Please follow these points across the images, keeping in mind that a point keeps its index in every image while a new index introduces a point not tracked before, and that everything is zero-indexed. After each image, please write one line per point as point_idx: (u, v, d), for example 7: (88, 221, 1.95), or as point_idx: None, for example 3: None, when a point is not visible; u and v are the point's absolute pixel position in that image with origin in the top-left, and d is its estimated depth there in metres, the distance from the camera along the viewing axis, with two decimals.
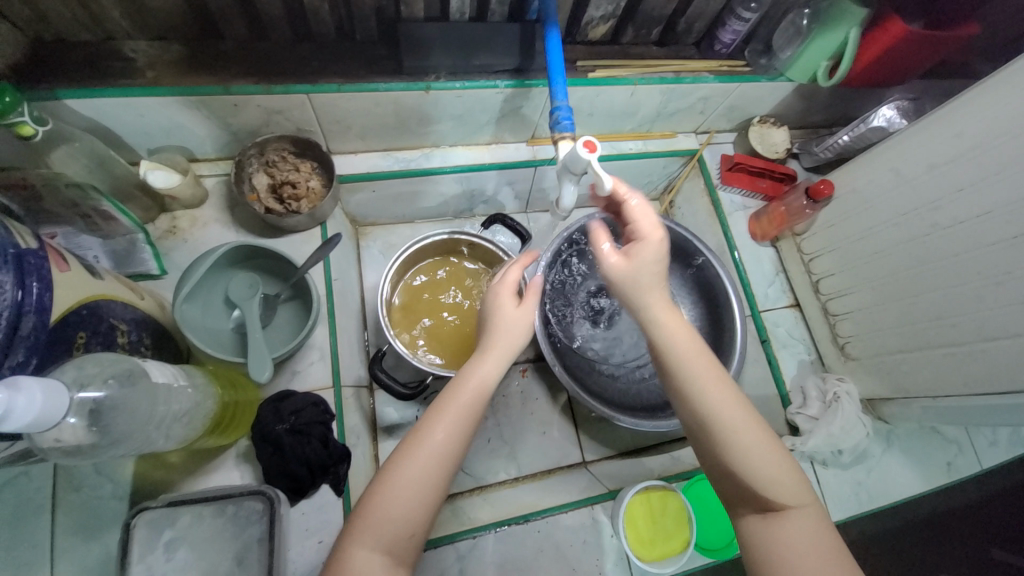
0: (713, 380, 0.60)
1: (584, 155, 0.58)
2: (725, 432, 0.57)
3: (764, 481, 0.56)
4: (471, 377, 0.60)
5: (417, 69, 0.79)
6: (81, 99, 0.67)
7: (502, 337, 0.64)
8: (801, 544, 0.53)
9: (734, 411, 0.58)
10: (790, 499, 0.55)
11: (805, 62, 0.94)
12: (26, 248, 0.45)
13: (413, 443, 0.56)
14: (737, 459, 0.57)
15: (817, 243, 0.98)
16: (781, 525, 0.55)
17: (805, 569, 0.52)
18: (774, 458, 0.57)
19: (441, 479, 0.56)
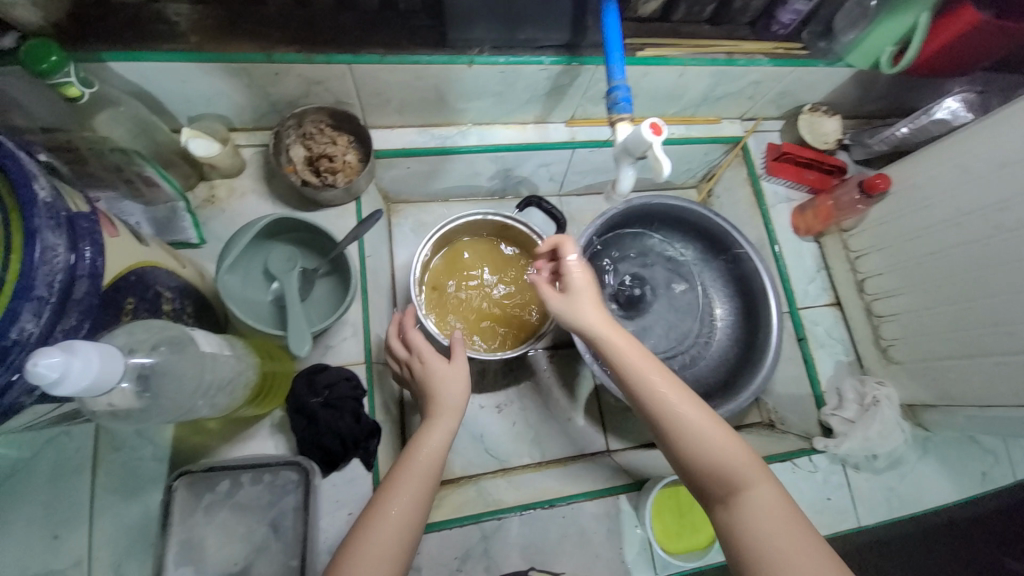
0: (653, 373, 0.63)
1: (649, 137, 0.57)
2: (673, 424, 0.60)
3: (720, 462, 0.58)
4: (421, 444, 0.62)
5: (461, 42, 0.76)
6: (125, 63, 0.66)
7: (445, 397, 0.67)
8: (767, 515, 0.54)
9: (678, 397, 0.61)
10: (746, 476, 0.57)
11: (867, 48, 0.88)
12: (79, 212, 0.45)
13: (375, 510, 0.56)
14: (691, 446, 0.59)
15: (866, 240, 0.94)
16: (745, 503, 0.56)
17: (778, 547, 0.52)
18: (724, 437, 0.60)
19: (410, 532, 0.56)
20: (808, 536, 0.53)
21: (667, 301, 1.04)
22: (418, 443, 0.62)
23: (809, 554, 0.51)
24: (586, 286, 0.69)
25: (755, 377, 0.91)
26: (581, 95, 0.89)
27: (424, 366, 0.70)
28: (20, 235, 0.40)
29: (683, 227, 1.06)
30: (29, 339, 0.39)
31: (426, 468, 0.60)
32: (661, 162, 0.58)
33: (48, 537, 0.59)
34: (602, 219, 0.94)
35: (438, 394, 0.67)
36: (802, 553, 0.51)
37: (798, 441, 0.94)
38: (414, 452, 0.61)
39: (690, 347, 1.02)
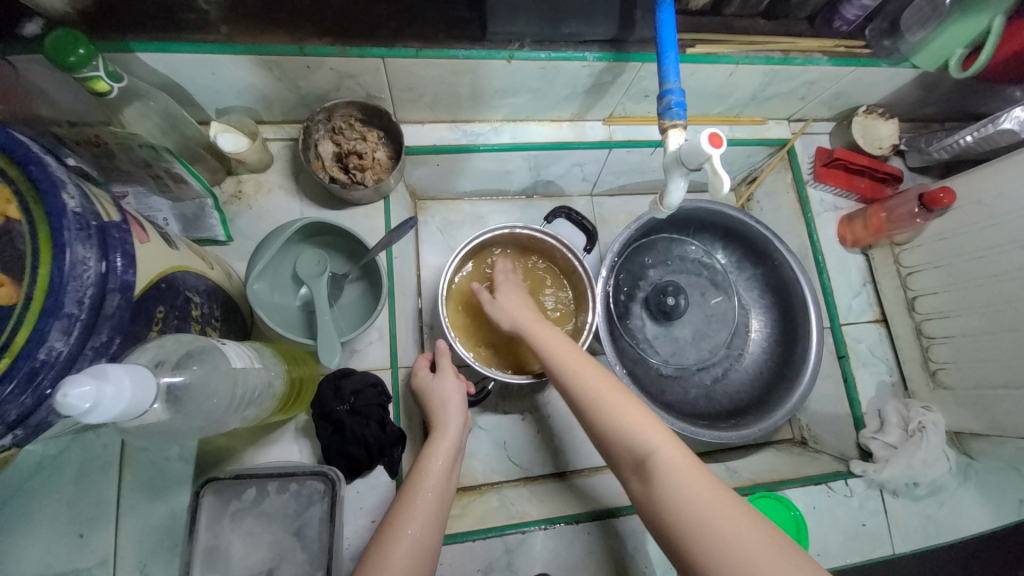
0: (570, 357, 0.65)
1: (708, 149, 0.54)
2: (589, 402, 0.60)
3: (627, 433, 0.57)
4: (430, 460, 0.61)
5: (501, 36, 0.72)
6: (154, 53, 0.64)
7: (447, 406, 0.67)
8: (673, 478, 0.52)
9: (585, 374, 0.62)
10: (649, 444, 0.55)
11: (935, 49, 0.81)
12: (109, 221, 0.43)
13: (386, 533, 0.54)
14: (600, 422, 0.59)
15: (920, 257, 0.89)
16: (653, 470, 0.54)
17: (701, 510, 0.49)
18: (629, 407, 0.59)
19: (430, 546, 0.54)
20: (719, 495, 0.50)
21: (700, 310, 1.00)
22: (428, 460, 0.61)
23: (720, 513, 0.49)
24: (515, 296, 0.76)
25: (792, 395, 0.86)
26: (622, 93, 0.84)
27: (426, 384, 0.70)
28: (48, 249, 0.38)
29: (720, 234, 1.01)
30: (58, 359, 0.37)
31: (440, 484, 0.59)
32: (719, 177, 0.54)
33: (75, 535, 0.61)
34: (637, 224, 0.88)
35: (439, 411, 0.67)
36: (713, 513, 0.49)
37: (833, 461, 0.90)
38: (424, 471, 0.60)
39: (724, 360, 0.98)
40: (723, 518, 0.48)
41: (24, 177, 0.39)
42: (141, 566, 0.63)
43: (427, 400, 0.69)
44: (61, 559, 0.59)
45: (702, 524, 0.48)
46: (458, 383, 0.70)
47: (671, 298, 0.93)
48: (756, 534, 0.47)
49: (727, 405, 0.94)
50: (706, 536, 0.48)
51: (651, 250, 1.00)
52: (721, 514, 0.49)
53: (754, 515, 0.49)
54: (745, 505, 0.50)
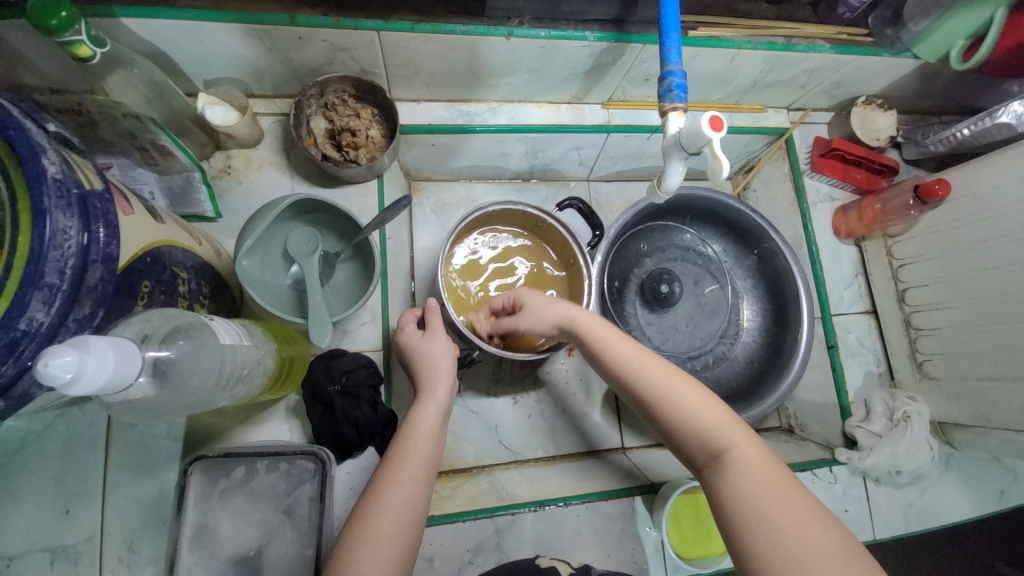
0: (631, 348, 0.62)
1: (708, 133, 0.53)
2: (654, 397, 0.58)
3: (701, 427, 0.55)
4: (415, 422, 0.60)
5: (500, 12, 0.70)
6: (139, 19, 0.61)
7: (436, 365, 0.66)
8: (745, 474, 0.51)
9: (650, 366, 0.60)
10: (724, 440, 0.54)
11: (936, 39, 0.80)
12: (91, 189, 0.41)
13: (376, 497, 0.54)
14: (668, 414, 0.57)
15: (913, 249, 0.90)
16: (727, 465, 0.52)
17: (764, 505, 0.49)
18: (704, 402, 0.56)
19: (416, 514, 0.54)
20: (790, 495, 0.49)
21: (694, 300, 1.00)
22: (415, 421, 0.60)
23: (793, 513, 0.48)
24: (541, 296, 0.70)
25: (780, 383, 0.87)
26: (622, 76, 0.83)
27: (414, 350, 0.69)
28: (28, 217, 0.37)
29: (715, 222, 1.00)
30: (39, 330, 0.36)
31: (428, 448, 0.58)
32: (720, 162, 0.54)
33: (59, 511, 0.61)
34: (633, 211, 0.88)
35: (428, 369, 0.66)
36: (784, 512, 0.48)
37: (817, 449, 0.91)
38: (411, 430, 0.59)
39: (715, 347, 0.98)
40: (795, 520, 0.47)
41: (4, 145, 0.38)
42: (129, 543, 0.63)
43: (414, 359, 0.69)
44: (48, 535, 0.61)
45: (766, 521, 0.48)
46: (448, 342, 0.69)
47: (665, 285, 0.94)
48: (829, 539, 0.46)
49: (718, 392, 0.94)
50: (776, 535, 0.47)
51: (648, 237, 1.00)
52: (794, 514, 0.48)
53: (826, 519, 0.48)
54: (817, 507, 0.49)
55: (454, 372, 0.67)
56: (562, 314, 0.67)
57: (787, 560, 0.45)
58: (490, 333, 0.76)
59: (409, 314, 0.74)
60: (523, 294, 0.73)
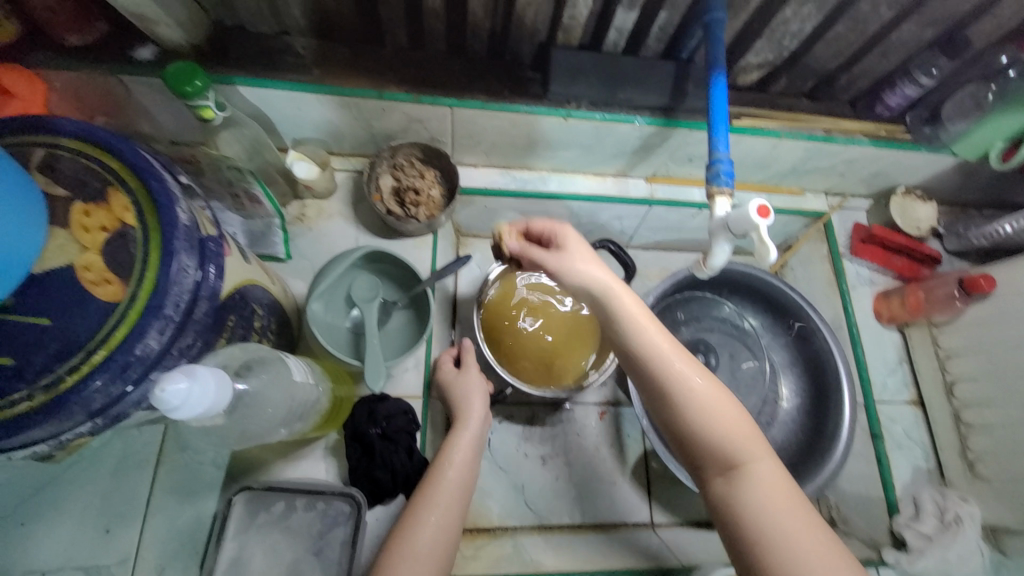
0: (663, 336, 0.56)
1: (755, 219, 0.57)
2: (684, 397, 0.54)
3: (727, 437, 0.53)
4: (451, 451, 0.65)
5: (560, 96, 0.78)
6: (252, 88, 0.71)
7: (469, 398, 0.72)
8: (764, 492, 0.51)
9: (681, 361, 0.55)
10: (744, 450, 0.53)
11: (976, 138, 0.83)
12: (208, 234, 0.47)
13: (413, 518, 0.58)
14: (695, 418, 0.53)
15: (959, 341, 0.88)
16: (748, 479, 0.52)
17: (786, 525, 0.49)
18: (729, 407, 0.54)
19: (450, 537, 0.58)
20: (803, 514, 0.50)
21: (731, 372, 0.98)
22: (450, 450, 0.65)
23: (812, 535, 0.49)
24: (580, 248, 0.62)
25: (821, 469, 0.84)
26: (668, 155, 0.89)
27: (450, 384, 0.75)
28: (157, 254, 0.42)
29: (753, 297, 1.01)
30: (149, 356, 0.41)
31: (462, 476, 0.63)
32: (767, 246, 0.57)
33: (104, 528, 0.65)
34: (671, 280, 0.91)
35: (462, 403, 0.72)
36: (804, 534, 0.49)
37: (861, 546, 0.86)
38: (447, 459, 0.64)
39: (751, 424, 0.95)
40: (815, 543, 0.48)
41: (143, 190, 0.45)
42: (160, 569, 0.64)
43: (450, 393, 0.75)
44: (84, 553, 0.64)
45: (788, 542, 0.48)
46: (481, 378, 0.76)
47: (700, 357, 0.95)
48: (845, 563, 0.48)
49: None
50: (797, 557, 0.47)
51: (685, 305, 1.01)
52: (814, 536, 0.49)
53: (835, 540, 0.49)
54: (827, 529, 0.50)
55: (487, 407, 0.73)
56: (599, 282, 0.58)
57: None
58: (515, 254, 0.68)
59: (446, 352, 0.81)
60: (567, 233, 0.64)
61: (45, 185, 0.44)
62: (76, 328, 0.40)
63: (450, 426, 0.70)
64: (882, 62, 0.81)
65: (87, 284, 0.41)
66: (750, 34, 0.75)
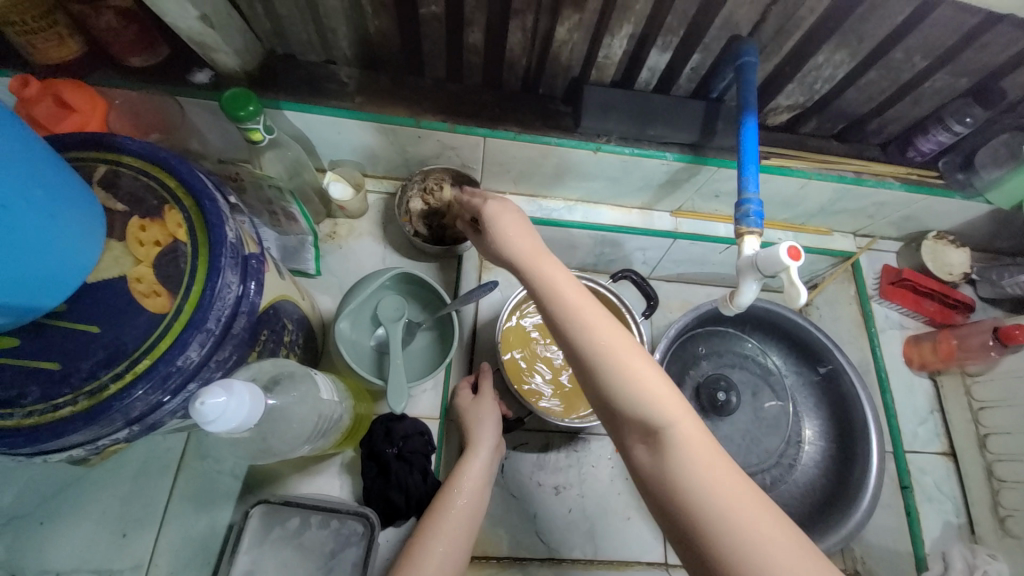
0: (579, 302, 0.56)
1: (786, 260, 0.57)
2: (596, 362, 0.52)
3: (645, 402, 0.50)
4: (460, 478, 0.65)
5: (590, 130, 0.80)
6: (298, 112, 0.75)
7: (482, 426, 0.73)
8: (689, 457, 0.48)
9: (598, 326, 0.54)
10: (667, 415, 0.50)
11: (1008, 188, 0.83)
12: (251, 252, 0.49)
13: (419, 545, 0.58)
14: (613, 385, 0.51)
15: (994, 392, 0.86)
16: (670, 446, 0.48)
17: (711, 496, 0.45)
18: (650, 372, 0.52)
19: (455, 568, 0.57)
20: (736, 479, 0.47)
21: (753, 408, 0.96)
22: (458, 477, 0.65)
23: (740, 506, 0.44)
24: (514, 220, 0.63)
25: (845, 519, 0.81)
26: (694, 191, 0.90)
27: (463, 409, 0.76)
28: (204, 270, 0.44)
29: (777, 335, 1.00)
30: (189, 367, 0.42)
31: (470, 504, 0.63)
32: (796, 288, 0.57)
33: (123, 532, 0.66)
34: (694, 313, 0.90)
35: (474, 429, 0.73)
36: (732, 505, 0.45)
37: None
38: (456, 487, 0.64)
39: (772, 466, 0.92)
40: (743, 513, 0.44)
41: (196, 208, 0.47)
42: None
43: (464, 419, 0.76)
44: (100, 557, 0.65)
45: (711, 512, 0.45)
46: (495, 406, 0.76)
47: (723, 393, 0.92)
48: (779, 538, 0.43)
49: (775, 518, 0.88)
50: (723, 527, 0.44)
51: (708, 339, 1.00)
52: (742, 505, 0.45)
53: (772, 505, 0.46)
54: (765, 496, 0.46)
55: (498, 436, 0.73)
56: (520, 255, 0.60)
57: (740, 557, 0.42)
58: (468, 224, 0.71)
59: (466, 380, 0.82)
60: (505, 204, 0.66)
61: (105, 201, 0.47)
62: (125, 337, 0.42)
63: (460, 452, 0.70)
64: (915, 109, 0.81)
65: (138, 296, 0.44)
66: (781, 77, 0.77)
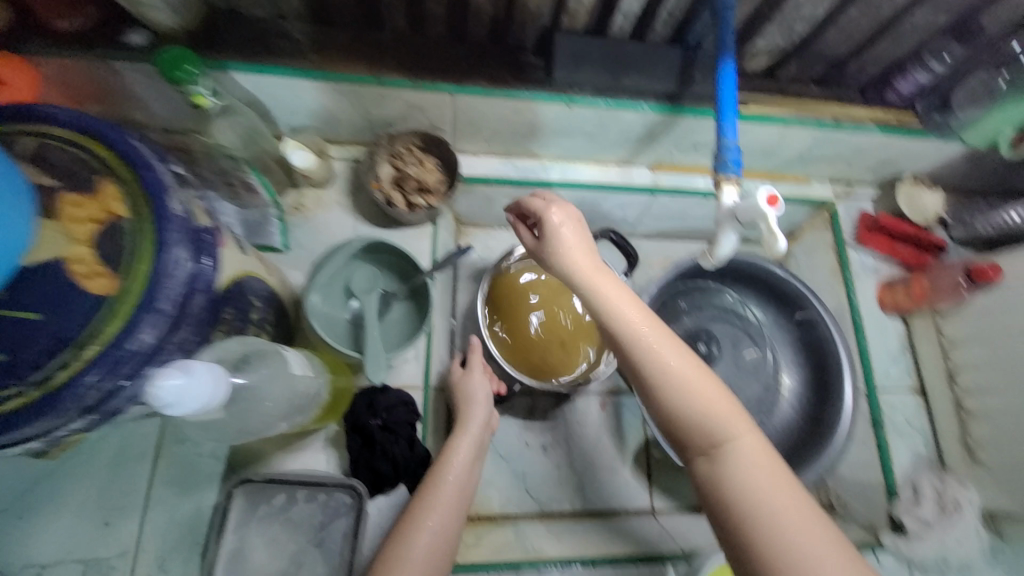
0: (644, 320, 0.55)
1: (764, 208, 0.56)
2: (663, 381, 0.53)
3: (707, 416, 0.53)
4: (450, 453, 0.66)
5: (563, 82, 0.76)
6: (248, 75, 0.69)
7: (471, 399, 0.72)
8: (749, 468, 0.51)
9: (662, 345, 0.54)
10: (728, 428, 0.53)
11: (981, 127, 0.82)
12: (203, 225, 0.46)
13: (409, 524, 0.59)
14: (679, 402, 0.53)
15: (962, 330, 0.88)
16: (728, 456, 0.52)
17: (770, 504, 0.49)
18: (712, 388, 0.54)
19: (447, 542, 0.59)
20: (790, 492, 0.50)
21: (733, 360, 0.97)
22: (450, 452, 0.66)
23: (796, 511, 0.49)
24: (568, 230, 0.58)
25: (821, 457, 0.84)
26: (672, 143, 0.87)
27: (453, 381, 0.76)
28: (150, 248, 0.41)
29: (757, 286, 1.00)
30: (143, 351, 0.40)
31: (460, 479, 0.64)
32: (775, 237, 0.56)
33: (104, 522, 0.65)
34: (675, 269, 0.91)
35: (464, 406, 0.72)
36: (790, 511, 0.49)
37: (860, 532, 0.87)
38: (447, 462, 0.65)
39: (752, 413, 0.95)
40: (799, 518, 0.48)
41: (136, 181, 0.43)
42: (161, 561, 0.65)
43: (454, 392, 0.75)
44: (83, 546, 0.64)
45: (771, 518, 0.48)
46: (485, 378, 0.76)
47: (703, 345, 0.96)
48: (830, 539, 0.48)
49: None
50: (781, 532, 0.47)
51: (689, 294, 1.00)
52: (798, 511, 0.49)
53: (824, 517, 0.49)
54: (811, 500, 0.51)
55: (490, 411, 0.73)
56: (578, 270, 0.56)
57: (798, 562, 0.46)
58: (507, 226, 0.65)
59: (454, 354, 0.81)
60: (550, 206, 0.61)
61: (33, 175, 0.43)
62: (70, 322, 0.39)
63: (452, 427, 0.70)
64: (895, 47, 0.78)
65: (79, 278, 0.41)
66: (760, 17, 0.73)
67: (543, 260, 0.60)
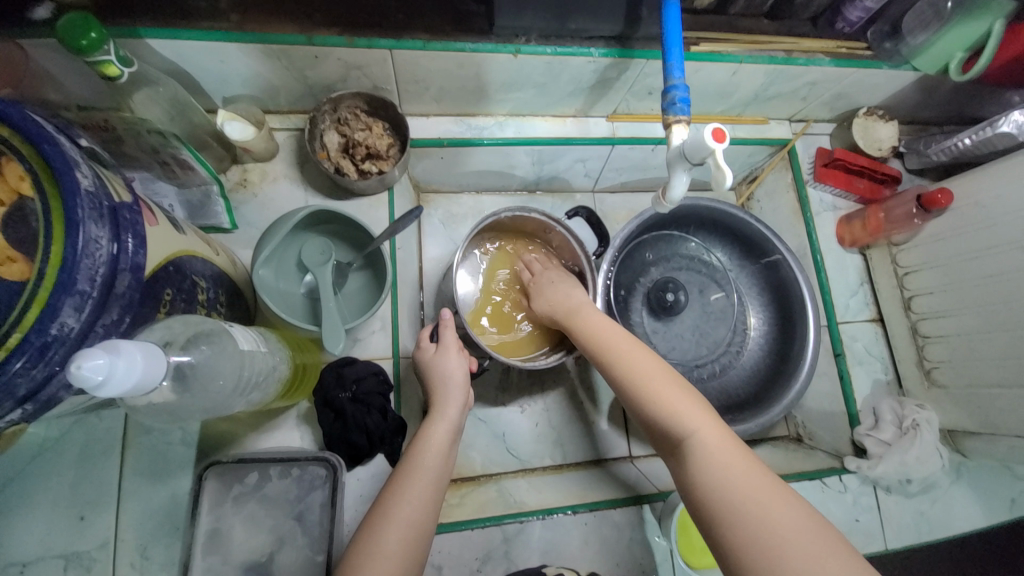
0: (617, 340, 0.68)
1: (709, 143, 0.55)
2: (631, 387, 0.63)
3: (671, 414, 0.59)
4: (426, 440, 0.65)
5: (507, 31, 0.73)
6: (164, 40, 0.64)
7: (446, 382, 0.71)
8: (711, 459, 0.55)
9: (629, 358, 0.65)
10: (690, 425, 0.58)
11: (935, 52, 0.81)
12: (121, 201, 0.44)
13: (383, 516, 0.57)
14: (646, 405, 0.61)
15: (916, 257, 0.91)
16: (690, 449, 0.56)
17: (728, 490, 0.52)
18: (677, 390, 0.61)
19: (423, 530, 0.58)
20: (757, 479, 0.52)
21: (700, 308, 1.00)
22: (426, 438, 0.65)
23: (755, 494, 0.51)
24: (556, 283, 0.78)
25: (787, 391, 0.87)
26: (626, 90, 0.85)
27: (427, 365, 0.73)
28: (60, 228, 0.39)
29: (720, 231, 1.01)
30: (69, 335, 0.38)
31: (437, 465, 0.63)
32: (722, 171, 0.55)
33: (76, 517, 0.64)
34: (637, 220, 0.88)
35: (440, 388, 0.71)
36: (750, 494, 0.51)
37: (827, 458, 0.91)
38: (423, 449, 0.64)
39: (720, 355, 0.98)
40: (758, 504, 0.50)
41: (36, 157, 0.40)
42: (141, 549, 0.64)
43: (427, 374, 0.73)
44: (61, 541, 0.63)
45: (729, 502, 0.51)
46: (460, 359, 0.74)
47: (672, 294, 0.93)
48: (795, 523, 0.49)
49: (722, 402, 0.95)
50: (738, 516, 0.50)
51: (654, 245, 1.00)
52: (759, 496, 0.51)
53: (795, 504, 0.50)
54: (783, 490, 0.51)
55: (466, 396, 0.72)
56: (563, 308, 0.74)
57: (755, 543, 0.48)
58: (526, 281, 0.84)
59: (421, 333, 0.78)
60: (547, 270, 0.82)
61: None
62: None
63: (428, 413, 0.69)
64: None
65: None
66: None
67: (541, 304, 0.78)
